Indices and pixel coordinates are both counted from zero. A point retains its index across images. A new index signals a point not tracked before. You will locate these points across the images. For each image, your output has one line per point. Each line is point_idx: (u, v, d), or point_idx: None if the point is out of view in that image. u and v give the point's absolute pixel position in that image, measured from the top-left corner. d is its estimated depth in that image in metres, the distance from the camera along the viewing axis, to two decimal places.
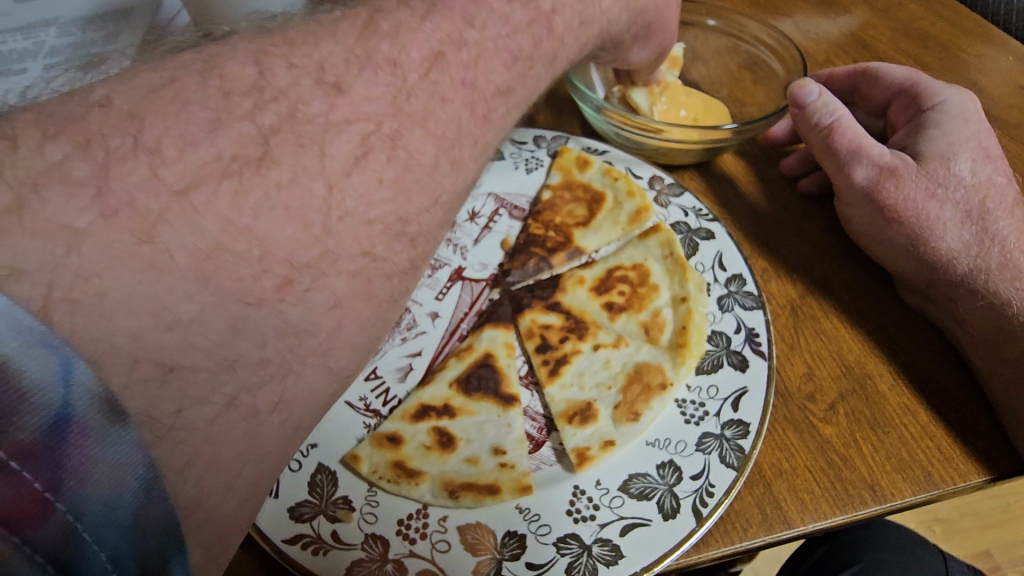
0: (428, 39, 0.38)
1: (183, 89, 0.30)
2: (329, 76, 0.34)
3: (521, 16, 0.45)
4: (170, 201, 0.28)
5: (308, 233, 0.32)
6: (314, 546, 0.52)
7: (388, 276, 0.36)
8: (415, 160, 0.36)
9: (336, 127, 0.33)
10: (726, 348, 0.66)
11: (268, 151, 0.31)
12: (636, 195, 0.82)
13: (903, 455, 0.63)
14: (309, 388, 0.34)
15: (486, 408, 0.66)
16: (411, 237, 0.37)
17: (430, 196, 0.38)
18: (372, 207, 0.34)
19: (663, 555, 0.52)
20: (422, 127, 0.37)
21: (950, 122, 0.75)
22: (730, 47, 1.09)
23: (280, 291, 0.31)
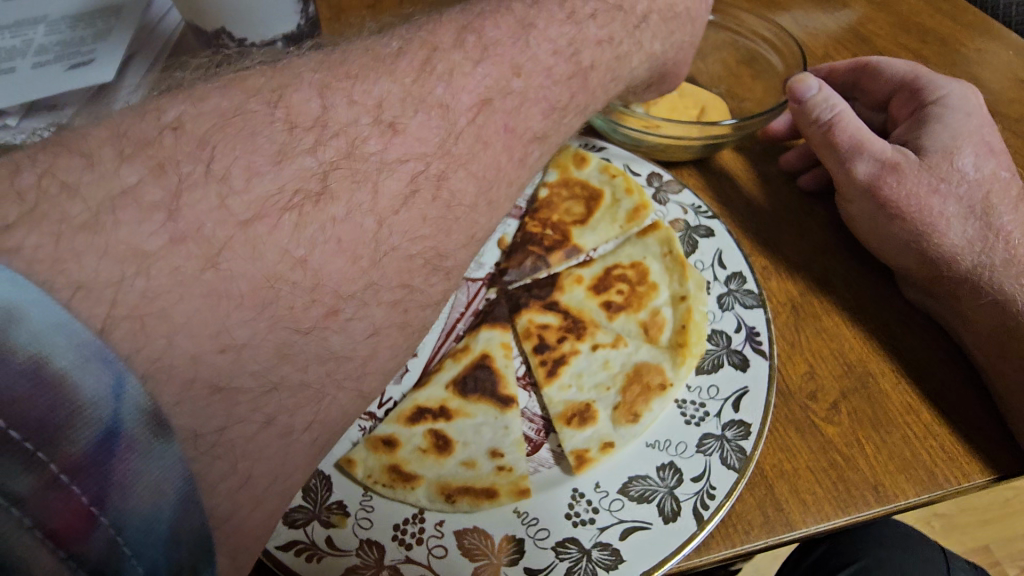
0: (478, 83, 0.39)
1: (251, 120, 0.32)
2: (386, 116, 0.36)
3: (563, 69, 0.45)
4: (235, 229, 0.29)
5: (356, 266, 0.33)
6: (308, 552, 0.51)
7: (423, 306, 0.37)
8: (457, 201, 0.37)
9: (388, 166, 0.34)
10: (726, 347, 0.65)
11: (326, 186, 0.32)
12: (634, 192, 0.81)
13: (906, 454, 0.62)
14: (343, 410, 0.34)
15: (483, 410, 0.65)
16: (448, 271, 0.38)
17: (468, 233, 0.38)
18: (415, 241, 0.35)
19: (664, 559, 0.51)
20: (465, 170, 0.38)
21: (953, 117, 0.74)
22: (728, 41, 1.08)
23: (326, 319, 0.32)
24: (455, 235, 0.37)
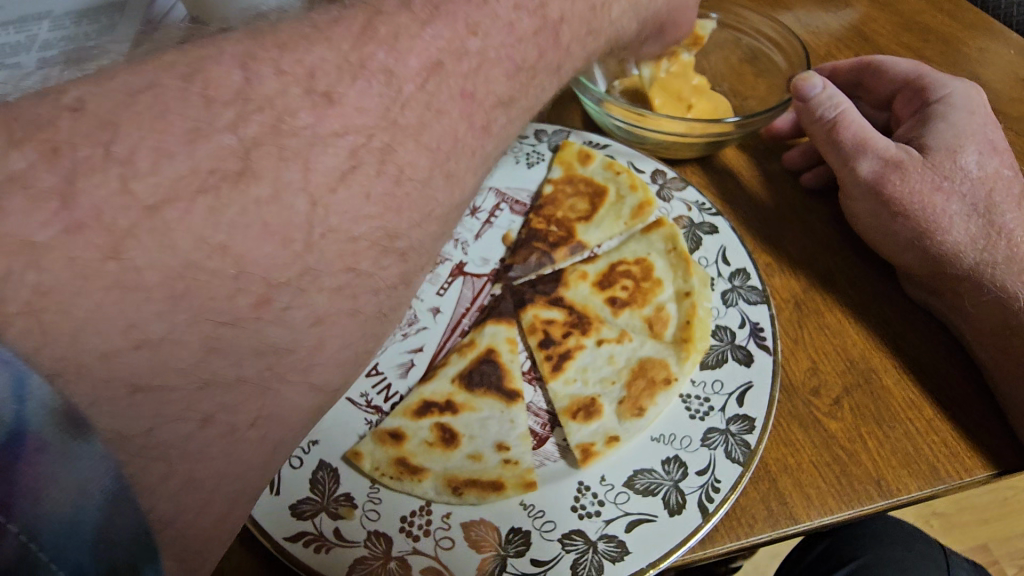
0: (428, 47, 0.36)
1: (162, 94, 0.28)
2: (320, 85, 0.32)
3: (528, 24, 0.41)
4: (140, 217, 0.26)
5: (289, 249, 0.30)
6: (317, 543, 0.52)
7: (376, 292, 0.34)
8: (406, 173, 0.34)
9: (323, 140, 0.31)
10: (730, 343, 0.65)
11: (248, 165, 0.29)
12: (638, 189, 0.81)
13: (908, 449, 0.62)
14: (294, 405, 0.32)
15: (489, 404, 0.65)
16: (401, 252, 0.35)
17: (422, 210, 0.36)
18: (359, 222, 0.32)
19: (670, 550, 0.51)
20: (416, 140, 0.35)
21: (957, 115, 0.75)
22: (731, 40, 1.08)
23: (257, 310, 0.29)
24: (408, 214, 0.35)
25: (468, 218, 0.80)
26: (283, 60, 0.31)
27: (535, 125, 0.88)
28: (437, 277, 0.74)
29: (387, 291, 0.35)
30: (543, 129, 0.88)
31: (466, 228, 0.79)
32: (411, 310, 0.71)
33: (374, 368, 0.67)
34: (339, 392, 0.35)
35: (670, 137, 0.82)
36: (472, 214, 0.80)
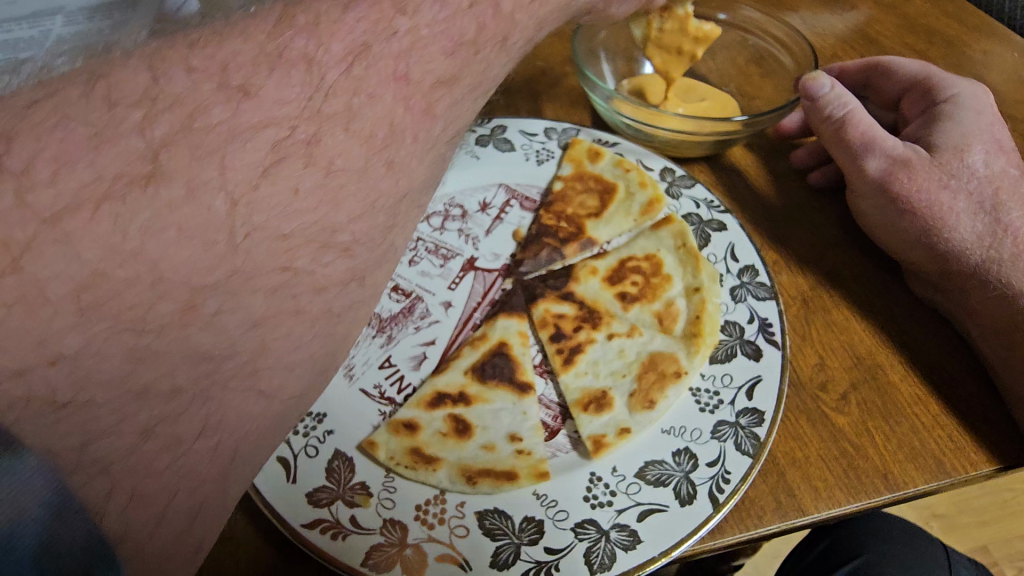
0: (352, 30, 0.30)
1: (55, 89, 0.23)
2: (234, 79, 0.27)
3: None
4: (39, 228, 0.23)
5: (211, 252, 0.27)
6: (334, 530, 0.52)
7: (315, 290, 0.32)
8: (337, 164, 0.31)
9: (241, 133, 0.27)
10: (739, 338, 0.66)
11: (161, 166, 0.25)
12: (647, 186, 0.82)
13: (915, 444, 0.63)
14: (240, 411, 0.31)
15: (501, 396, 0.66)
16: (344, 247, 0.33)
17: (368, 197, 0.33)
18: (289, 218, 0.30)
19: (682, 539, 0.52)
20: (345, 129, 0.31)
21: (964, 115, 0.76)
22: (738, 40, 1.09)
23: (183, 317, 0.27)
24: (350, 201, 0.32)
25: (479, 213, 0.81)
26: (188, 42, 0.26)
27: (545, 122, 0.89)
28: (449, 272, 0.75)
29: (334, 288, 0.33)
30: (553, 127, 0.88)
31: (477, 224, 0.80)
32: (424, 304, 0.72)
33: (388, 360, 0.67)
34: (294, 398, 0.35)
35: (678, 135, 0.84)
36: (483, 211, 0.81)
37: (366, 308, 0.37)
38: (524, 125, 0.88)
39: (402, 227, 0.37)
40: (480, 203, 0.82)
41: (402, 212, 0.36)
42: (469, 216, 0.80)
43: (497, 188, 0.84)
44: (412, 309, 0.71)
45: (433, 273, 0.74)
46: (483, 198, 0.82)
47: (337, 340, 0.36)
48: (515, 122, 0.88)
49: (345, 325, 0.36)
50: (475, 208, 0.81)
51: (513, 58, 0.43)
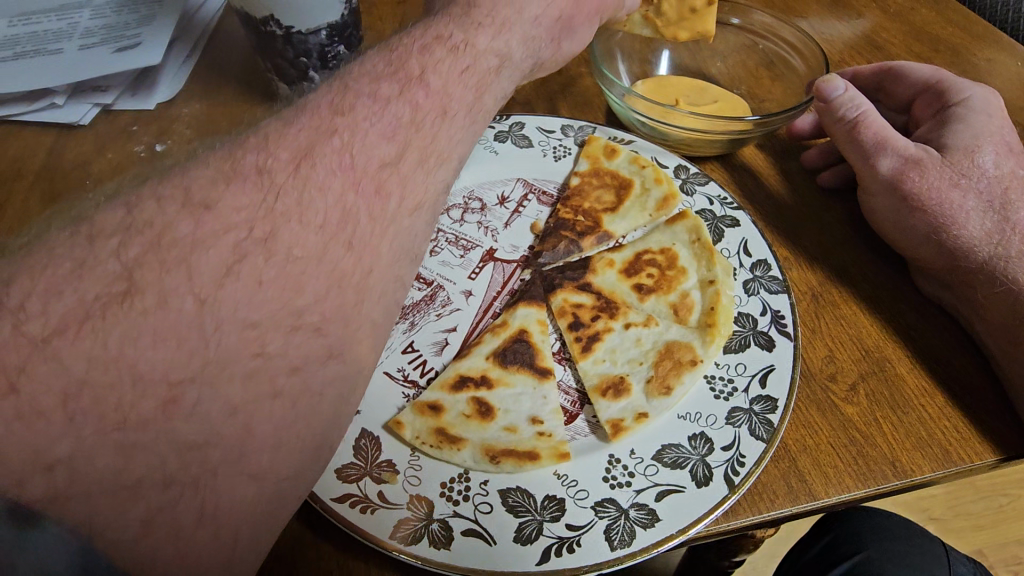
0: (297, 138, 0.43)
1: (51, 244, 0.35)
2: (196, 197, 0.39)
3: (391, 88, 0.48)
4: (32, 352, 0.31)
5: (184, 349, 0.35)
6: (362, 504, 0.54)
7: (290, 371, 0.39)
8: (294, 252, 0.40)
9: (203, 243, 0.37)
10: (752, 329, 0.68)
11: (133, 283, 0.35)
12: (663, 182, 0.84)
13: (922, 433, 0.65)
14: (233, 496, 0.36)
15: (521, 380, 0.68)
16: (312, 326, 0.41)
17: (328, 278, 0.41)
18: (255, 309, 0.38)
19: (699, 518, 0.54)
20: (298, 221, 0.41)
21: (976, 117, 0.78)
22: (749, 45, 1.11)
23: (166, 410, 0.34)
24: (312, 283, 0.41)
25: (497, 207, 0.83)
26: (155, 196, 0.38)
27: (562, 120, 0.91)
28: (468, 262, 0.77)
29: (311, 366, 0.40)
30: (570, 124, 0.91)
31: (496, 217, 0.82)
32: (445, 292, 0.74)
33: (410, 345, 0.69)
34: (288, 478, 0.39)
35: (693, 133, 0.86)
36: (501, 204, 0.84)
37: (348, 382, 0.43)
38: (541, 122, 0.91)
39: (371, 300, 0.45)
40: (499, 197, 0.84)
41: (370, 284, 0.45)
42: (488, 209, 0.82)
43: (515, 182, 0.86)
44: (434, 297, 0.73)
45: (454, 263, 0.76)
46: (501, 191, 0.85)
47: (322, 418, 0.41)
48: (533, 119, 0.91)
49: (330, 401, 0.42)
50: (493, 201, 0.83)
51: (466, 127, 0.54)
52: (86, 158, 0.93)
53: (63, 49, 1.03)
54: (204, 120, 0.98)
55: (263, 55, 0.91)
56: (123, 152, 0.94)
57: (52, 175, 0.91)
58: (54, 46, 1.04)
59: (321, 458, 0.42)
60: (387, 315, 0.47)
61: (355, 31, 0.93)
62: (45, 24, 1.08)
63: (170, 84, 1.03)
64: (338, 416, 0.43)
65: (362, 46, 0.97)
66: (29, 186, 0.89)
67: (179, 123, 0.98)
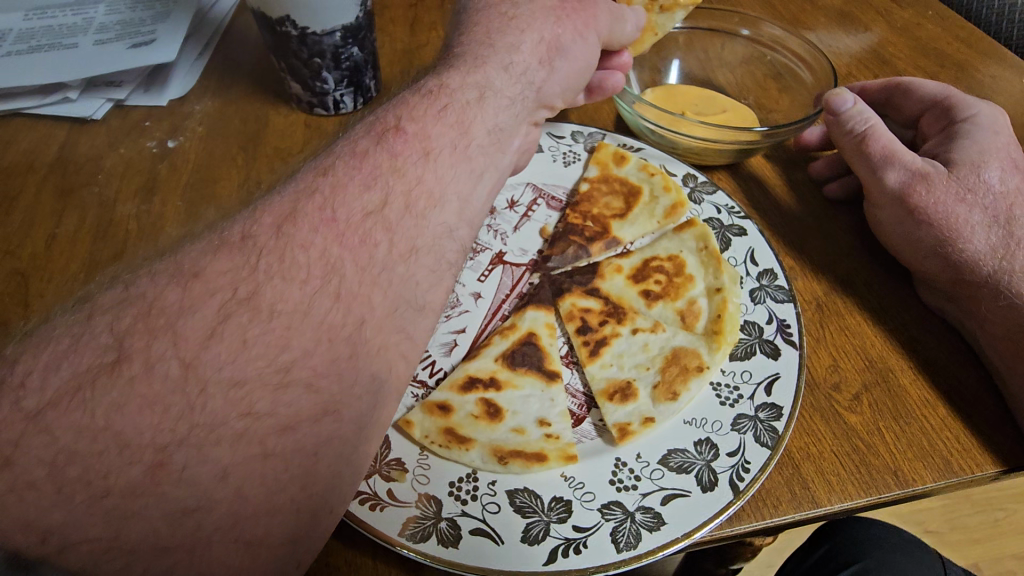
0: (284, 202, 0.45)
1: (53, 330, 0.39)
2: (186, 267, 0.41)
3: (369, 142, 0.50)
4: (26, 424, 0.34)
5: (167, 416, 0.36)
6: (372, 502, 0.54)
7: (280, 430, 0.39)
8: (277, 307, 0.41)
9: (187, 310, 0.39)
10: (758, 337, 0.69)
11: (121, 353, 0.37)
12: (672, 190, 0.85)
13: (923, 443, 0.66)
14: (224, 564, 0.36)
15: (530, 383, 0.69)
16: (303, 382, 0.40)
17: (315, 333, 0.41)
18: (241, 369, 0.38)
19: (704, 522, 0.54)
20: (282, 278, 0.42)
21: (982, 134, 0.79)
22: (757, 55, 1.13)
23: (153, 475, 0.35)
24: (300, 339, 0.41)
25: (507, 210, 0.84)
26: (149, 272, 0.42)
27: (572, 126, 0.92)
28: (478, 265, 0.78)
29: (303, 426, 0.40)
30: (580, 130, 0.92)
31: (505, 220, 0.83)
32: (454, 294, 0.75)
33: None
34: (283, 544, 0.38)
35: (702, 142, 0.88)
36: (511, 208, 0.85)
37: (348, 442, 0.42)
38: (552, 127, 0.92)
39: (366, 356, 0.43)
40: (508, 201, 0.85)
41: (366, 337, 0.44)
42: (497, 212, 0.83)
43: (525, 187, 0.87)
44: None
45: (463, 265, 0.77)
46: (511, 195, 0.86)
47: (321, 480, 0.40)
48: (543, 124, 0.92)
49: (326, 464, 0.40)
50: (503, 205, 0.84)
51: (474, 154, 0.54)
52: (99, 151, 0.94)
53: (79, 44, 1.03)
54: (216, 117, 0.98)
55: (279, 55, 0.92)
56: (134, 147, 0.95)
57: (65, 168, 0.91)
58: (70, 40, 1.04)
59: (321, 521, 0.41)
60: (390, 369, 0.45)
61: (369, 33, 0.93)
62: (61, 18, 1.09)
63: (183, 80, 1.04)
64: (337, 479, 0.41)
65: (375, 48, 0.97)
66: (42, 179, 0.90)
67: (191, 120, 0.98)
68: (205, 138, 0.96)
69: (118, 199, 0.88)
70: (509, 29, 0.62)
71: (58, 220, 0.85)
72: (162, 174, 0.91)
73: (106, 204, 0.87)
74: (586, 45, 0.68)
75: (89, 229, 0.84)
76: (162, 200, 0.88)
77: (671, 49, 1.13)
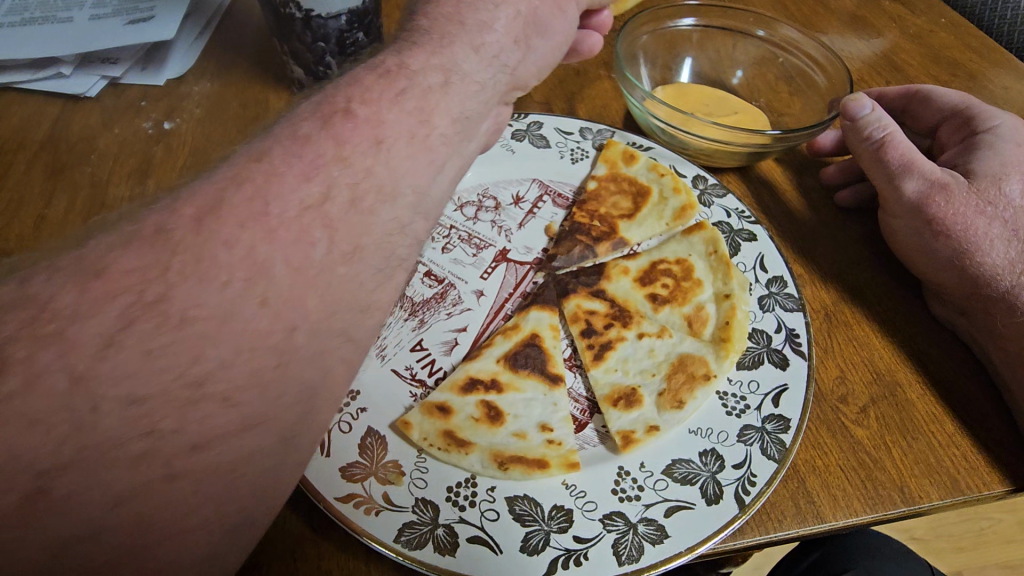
0: (209, 192, 0.37)
1: None
2: (89, 264, 0.33)
3: (314, 126, 0.42)
4: None
5: (47, 438, 0.29)
6: (367, 505, 0.53)
7: (192, 450, 0.33)
8: (190, 314, 0.33)
9: (82, 315, 0.31)
10: (766, 346, 0.68)
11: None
12: (681, 191, 0.82)
13: (930, 460, 0.65)
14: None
15: (532, 386, 0.66)
16: (223, 398, 0.34)
17: (236, 342, 0.34)
18: (144, 382, 0.32)
19: (707, 537, 0.53)
20: (197, 279, 0.34)
21: (1004, 145, 0.78)
22: (769, 57, 1.11)
23: (22, 511, 0.29)
24: (219, 348, 0.34)
25: (512, 206, 0.84)
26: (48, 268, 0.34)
27: (580, 122, 0.91)
28: (481, 262, 0.77)
29: (218, 446, 0.33)
30: (588, 127, 0.91)
31: (510, 217, 0.82)
32: (456, 291, 0.73)
33: (419, 343, 0.68)
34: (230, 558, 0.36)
35: (713, 144, 0.89)
36: (516, 204, 0.84)
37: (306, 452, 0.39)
38: (560, 123, 0.91)
39: (300, 362, 0.37)
40: (514, 196, 0.85)
41: (298, 344, 0.37)
42: (502, 208, 0.83)
43: (531, 182, 0.87)
44: (445, 295, 0.73)
45: (466, 262, 0.76)
46: (517, 191, 0.85)
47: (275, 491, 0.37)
48: (552, 120, 0.91)
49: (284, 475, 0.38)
50: (508, 201, 0.84)
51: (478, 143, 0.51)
52: (92, 131, 0.91)
53: (73, 18, 1.00)
54: (215, 101, 0.95)
55: (282, 38, 0.89)
56: (130, 128, 0.92)
57: (55, 146, 0.88)
58: (64, 14, 1.01)
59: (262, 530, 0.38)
60: (333, 376, 0.39)
61: (375, 18, 0.90)
62: None
63: (181, 60, 1.00)
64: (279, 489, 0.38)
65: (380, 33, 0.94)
66: (32, 156, 0.87)
67: (188, 101, 0.95)
68: (200, 123, 0.93)
69: (111, 180, 0.85)
70: (482, 3, 0.54)
71: (47, 200, 0.82)
72: (157, 158, 0.88)
73: (98, 185, 0.84)
74: (566, 18, 0.61)
75: (78, 212, 0.81)
76: (156, 182, 0.85)
77: (687, 46, 1.11)
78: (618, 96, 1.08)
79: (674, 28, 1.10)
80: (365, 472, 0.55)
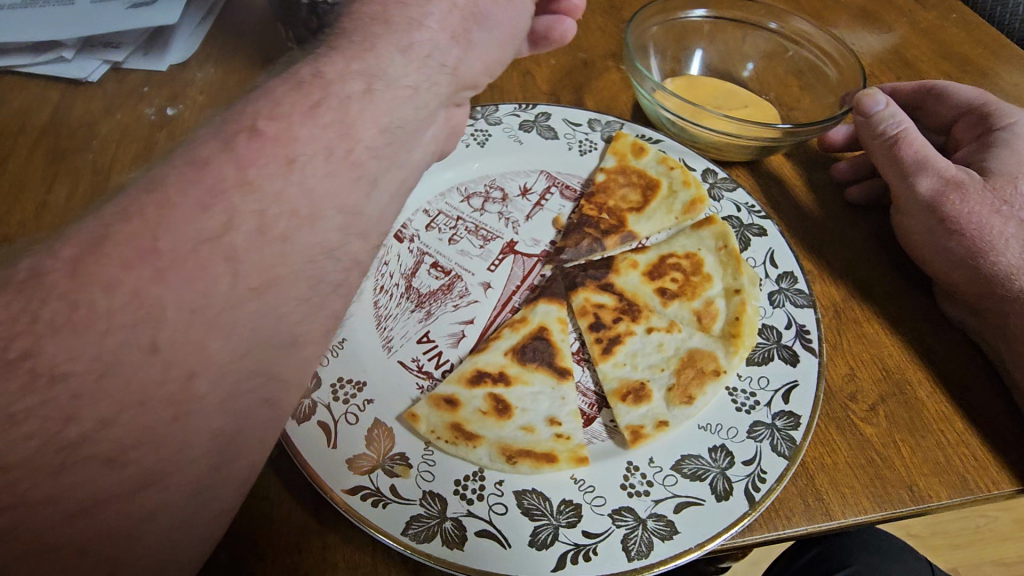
0: (89, 227, 0.34)
1: None
2: None
3: (214, 147, 0.37)
4: None
5: None
6: (374, 498, 0.52)
7: (72, 515, 0.30)
8: (62, 369, 0.30)
9: None
10: (776, 342, 0.67)
11: None
12: (691, 185, 0.81)
13: (940, 458, 0.65)
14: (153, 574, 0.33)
15: (540, 379, 0.65)
16: (107, 457, 0.31)
17: (119, 397, 0.31)
18: (13, 448, 0.29)
19: (717, 533, 0.52)
20: (68, 330, 0.31)
21: (1020, 143, 0.77)
22: (779, 50, 1.09)
23: None
24: (96, 406, 0.31)
25: (519, 198, 0.83)
26: None
27: (589, 113, 0.90)
28: (488, 254, 0.76)
29: (108, 505, 0.31)
30: (597, 119, 0.90)
31: (517, 209, 0.82)
32: (463, 283, 0.73)
33: (426, 335, 0.68)
34: None
35: (723, 138, 0.88)
36: (523, 196, 0.83)
37: None
38: (568, 113, 0.89)
39: (203, 411, 0.34)
40: (521, 188, 0.84)
41: (197, 391, 0.33)
42: (509, 200, 0.82)
43: (538, 174, 0.86)
44: (451, 287, 0.72)
45: (473, 254, 0.76)
46: (524, 182, 0.85)
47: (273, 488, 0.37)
48: (560, 110, 0.90)
49: None
50: (515, 192, 0.83)
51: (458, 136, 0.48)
52: (93, 116, 0.89)
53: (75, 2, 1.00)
54: (218, 87, 0.94)
55: (286, 23, 0.89)
56: (132, 114, 0.90)
57: (57, 132, 0.87)
58: None
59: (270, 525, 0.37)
60: None
61: None
62: None
63: (183, 44, 0.99)
64: None
65: None
66: (33, 142, 0.86)
67: (192, 87, 0.94)
68: (202, 109, 0.91)
69: (113, 167, 0.84)
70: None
71: (48, 187, 0.81)
72: (160, 145, 0.87)
73: (100, 171, 0.83)
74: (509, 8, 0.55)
75: (80, 200, 0.80)
76: None
77: (696, 38, 1.10)
78: (625, 88, 1.06)
79: (685, 20, 1.08)
80: (371, 464, 0.55)
